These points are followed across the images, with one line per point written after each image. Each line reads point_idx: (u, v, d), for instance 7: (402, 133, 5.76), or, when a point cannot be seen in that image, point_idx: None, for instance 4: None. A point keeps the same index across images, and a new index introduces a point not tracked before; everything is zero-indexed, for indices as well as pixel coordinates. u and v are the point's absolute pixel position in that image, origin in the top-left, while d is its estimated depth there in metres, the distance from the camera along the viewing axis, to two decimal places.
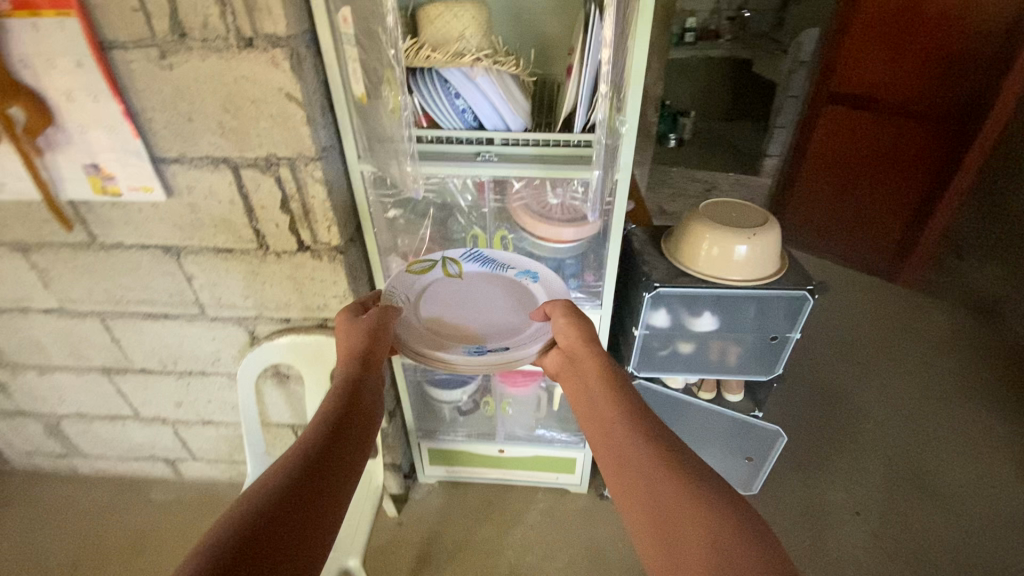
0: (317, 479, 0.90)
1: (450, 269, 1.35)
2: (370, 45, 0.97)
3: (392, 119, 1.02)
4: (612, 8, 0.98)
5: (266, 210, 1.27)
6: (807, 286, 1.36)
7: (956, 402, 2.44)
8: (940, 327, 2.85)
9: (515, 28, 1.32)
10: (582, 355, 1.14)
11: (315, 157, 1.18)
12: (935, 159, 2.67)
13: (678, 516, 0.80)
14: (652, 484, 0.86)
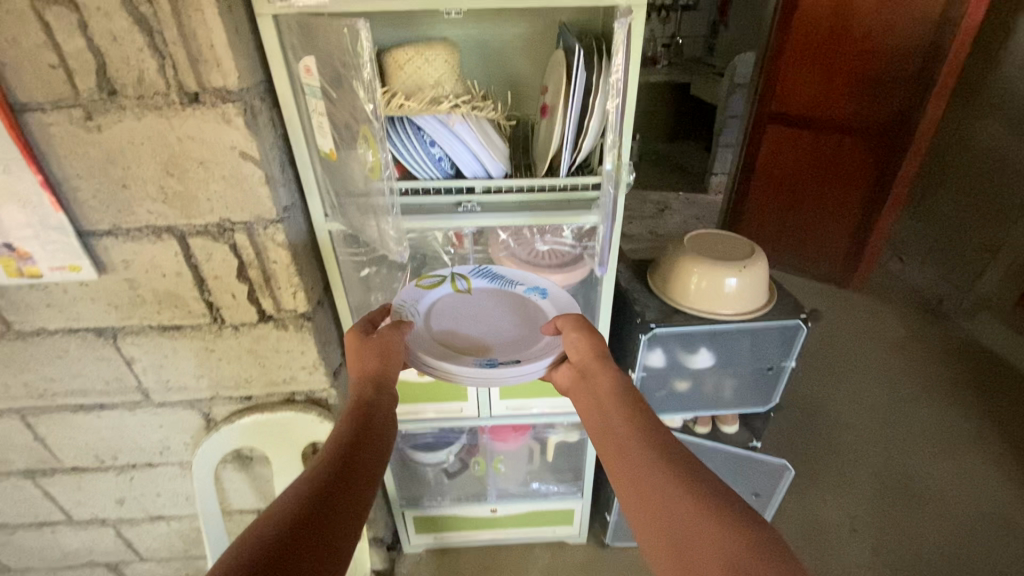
0: (332, 504, 0.80)
1: (460, 285, 1.21)
2: (338, 99, 0.86)
3: (368, 178, 0.89)
4: (624, 51, 0.91)
5: (220, 280, 1.12)
6: (800, 315, 1.34)
7: (923, 404, 2.51)
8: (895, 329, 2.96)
9: (484, 70, 1.25)
10: (595, 372, 1.01)
11: (276, 219, 1.05)
12: (873, 171, 2.75)
13: (705, 554, 0.70)
14: (674, 515, 0.75)
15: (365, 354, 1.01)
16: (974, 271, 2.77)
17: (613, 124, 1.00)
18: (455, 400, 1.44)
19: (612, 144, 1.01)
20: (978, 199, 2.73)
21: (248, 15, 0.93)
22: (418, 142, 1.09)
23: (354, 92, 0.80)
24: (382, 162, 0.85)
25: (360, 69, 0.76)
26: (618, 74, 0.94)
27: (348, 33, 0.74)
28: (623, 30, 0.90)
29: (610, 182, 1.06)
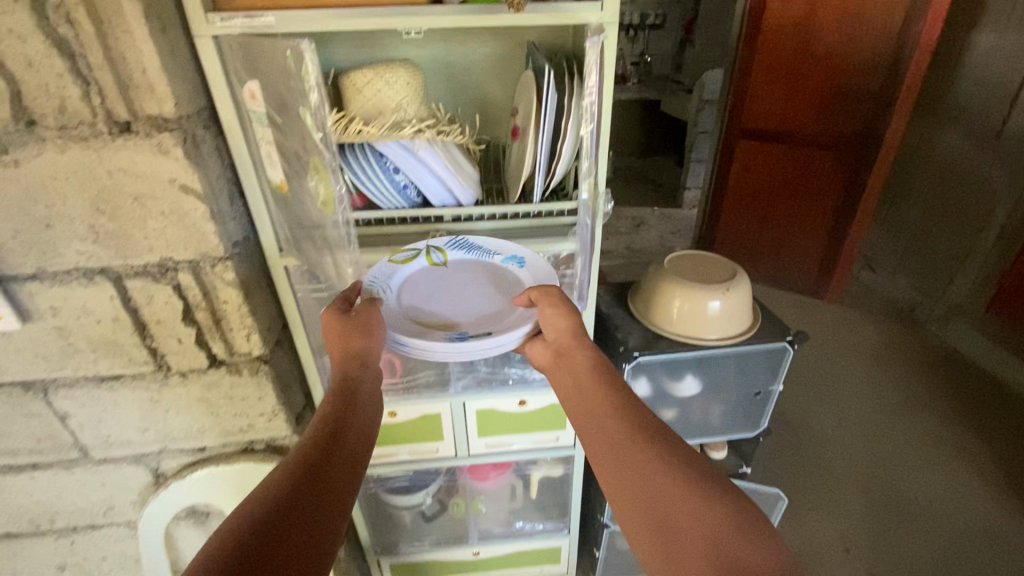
0: (315, 492, 0.70)
1: (432, 255, 1.05)
2: (286, 126, 0.78)
3: (324, 213, 0.82)
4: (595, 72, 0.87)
5: (163, 324, 1.01)
6: (785, 337, 1.29)
7: (905, 413, 2.50)
8: (872, 335, 2.95)
9: (450, 91, 1.19)
10: (572, 351, 0.95)
11: (224, 256, 0.96)
12: (842, 183, 2.77)
13: (692, 535, 0.65)
14: (660, 495, 0.71)
15: (351, 339, 0.90)
16: (943, 278, 2.80)
17: (588, 147, 0.94)
18: (429, 440, 1.34)
19: (587, 167, 0.96)
20: (942, 208, 2.78)
21: (186, 37, 0.85)
22: (381, 168, 1.01)
23: (303, 119, 0.72)
24: (336, 195, 0.77)
25: (306, 95, 0.68)
26: (591, 94, 0.89)
27: (291, 57, 0.67)
28: (594, 49, 0.85)
29: (586, 208, 1.01)
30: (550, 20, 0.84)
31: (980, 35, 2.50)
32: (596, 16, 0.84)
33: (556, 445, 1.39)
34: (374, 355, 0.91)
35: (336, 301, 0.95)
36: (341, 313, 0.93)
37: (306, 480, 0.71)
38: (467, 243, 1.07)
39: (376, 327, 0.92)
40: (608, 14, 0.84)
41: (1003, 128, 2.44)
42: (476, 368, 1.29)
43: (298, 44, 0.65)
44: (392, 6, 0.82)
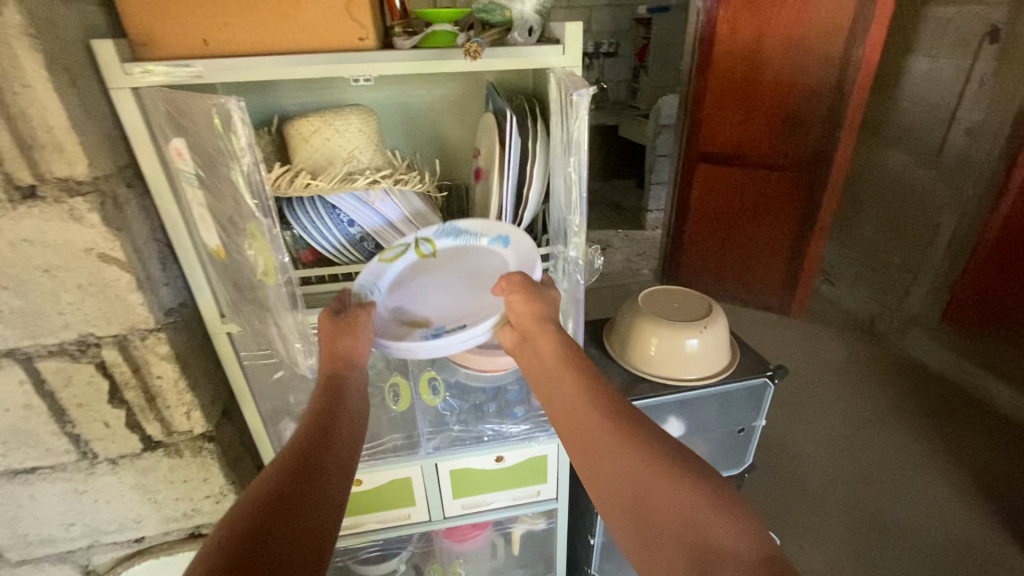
0: (306, 507, 0.62)
1: (420, 247, 0.94)
2: (216, 187, 0.69)
3: (265, 282, 0.72)
4: (583, 113, 0.74)
5: (86, 407, 0.88)
6: (767, 371, 1.26)
7: (880, 425, 2.31)
8: (835, 348, 2.72)
9: (407, 134, 1.13)
10: (535, 334, 0.84)
11: (156, 327, 0.85)
12: (801, 202, 2.57)
13: (669, 521, 0.63)
14: (640, 484, 0.66)
15: (341, 341, 0.81)
16: (897, 292, 2.66)
17: (575, 206, 0.84)
18: (400, 506, 1.22)
19: (573, 226, 0.85)
20: (895, 218, 2.64)
21: (103, 90, 0.76)
22: (330, 224, 0.93)
23: (232, 179, 0.63)
24: (276, 266, 0.68)
25: (235, 156, 0.60)
26: (578, 151, 0.78)
27: (219, 120, 0.58)
28: (582, 101, 0.73)
29: (578, 267, 0.90)
30: (508, 64, 0.79)
31: (914, 54, 2.42)
32: (558, 60, 0.80)
33: (538, 499, 1.29)
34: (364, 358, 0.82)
35: (331, 304, 0.86)
36: (337, 314, 0.84)
37: (293, 494, 0.62)
38: (456, 229, 0.94)
39: (368, 329, 0.83)
40: (571, 57, 0.80)
41: (942, 146, 2.35)
42: (447, 427, 1.20)
43: (223, 101, 0.56)
44: (336, 54, 0.76)
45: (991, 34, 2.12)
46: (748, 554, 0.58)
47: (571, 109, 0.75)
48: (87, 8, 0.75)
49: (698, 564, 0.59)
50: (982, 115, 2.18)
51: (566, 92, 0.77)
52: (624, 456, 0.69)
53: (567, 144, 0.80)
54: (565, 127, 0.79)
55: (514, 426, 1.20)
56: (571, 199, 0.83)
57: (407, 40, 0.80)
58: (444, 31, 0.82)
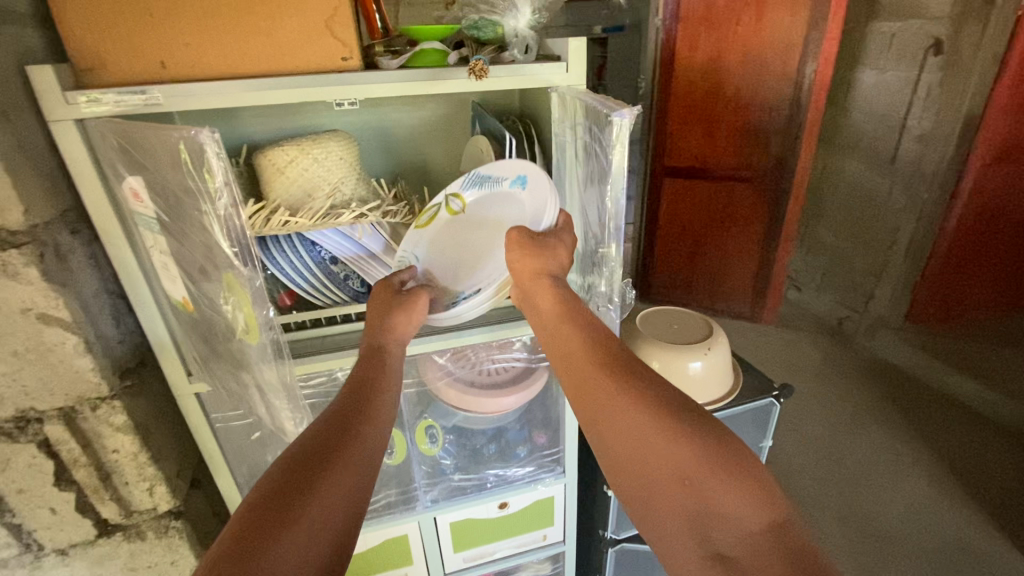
0: (331, 488, 0.57)
1: (449, 203, 0.82)
2: (184, 232, 0.59)
3: (247, 341, 0.62)
4: (623, 135, 0.60)
5: (26, 493, 0.75)
6: (773, 392, 1.23)
7: (860, 431, 2.11)
8: (810, 353, 2.49)
9: (390, 159, 1.04)
10: (533, 294, 0.74)
11: (109, 394, 0.73)
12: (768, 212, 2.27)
13: (668, 481, 0.61)
14: (642, 444, 0.63)
15: (388, 319, 0.73)
16: (862, 295, 2.41)
17: (609, 240, 0.69)
18: (397, 566, 1.10)
19: (607, 259, 0.71)
20: (857, 229, 2.38)
21: (40, 123, 0.66)
22: (308, 262, 0.84)
23: (203, 224, 0.54)
24: (258, 321, 0.58)
25: (207, 197, 0.51)
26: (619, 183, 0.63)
27: (186, 155, 0.49)
28: (624, 126, 0.60)
29: (615, 306, 0.75)
30: (505, 83, 0.73)
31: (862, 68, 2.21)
32: (561, 77, 0.74)
33: (545, 544, 1.19)
34: (410, 335, 0.75)
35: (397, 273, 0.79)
36: (397, 289, 0.77)
37: (317, 471, 0.58)
38: (482, 176, 0.80)
39: (416, 306, 0.74)
40: (575, 75, 0.74)
41: (898, 154, 2.13)
42: (446, 475, 1.10)
43: (192, 134, 0.47)
44: (317, 75, 0.68)
45: (934, 47, 1.93)
46: (755, 519, 0.56)
47: (608, 133, 0.62)
48: (21, 29, 0.65)
49: (699, 522, 0.59)
50: (931, 125, 1.99)
51: (599, 112, 0.63)
52: (631, 415, 0.64)
53: (601, 169, 0.67)
54: (599, 150, 0.66)
55: (518, 468, 1.11)
56: (605, 231, 0.69)
57: (394, 60, 0.73)
58: (431, 50, 0.75)
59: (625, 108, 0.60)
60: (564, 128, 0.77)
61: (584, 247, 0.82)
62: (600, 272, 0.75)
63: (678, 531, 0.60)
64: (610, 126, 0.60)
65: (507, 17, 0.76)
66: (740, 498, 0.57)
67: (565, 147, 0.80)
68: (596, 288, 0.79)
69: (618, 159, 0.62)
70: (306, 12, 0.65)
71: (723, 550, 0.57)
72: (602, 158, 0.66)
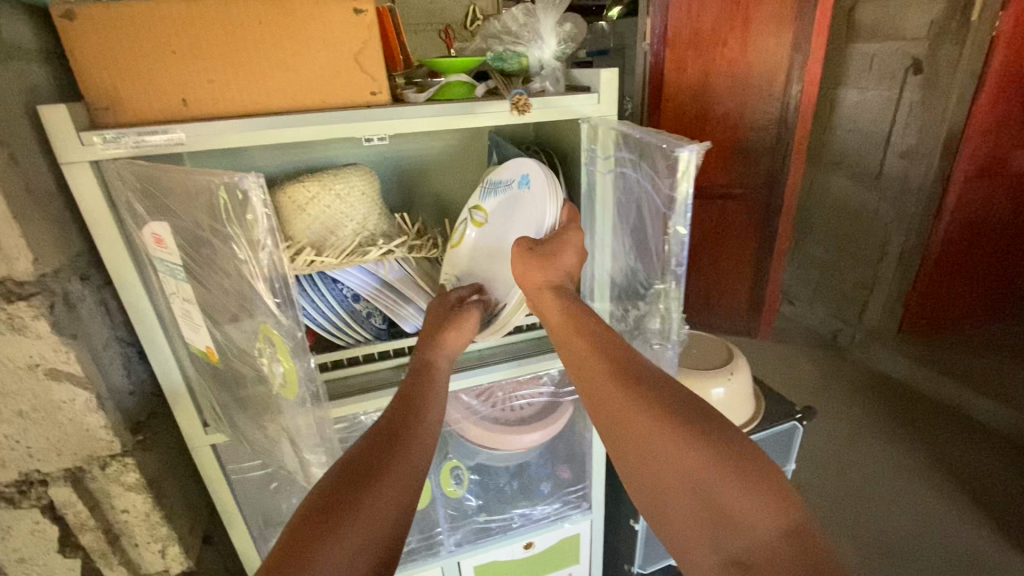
0: (379, 499, 0.55)
1: (474, 216, 0.84)
2: (216, 282, 0.56)
3: (285, 394, 0.58)
4: (689, 168, 0.54)
5: (27, 559, 0.69)
6: (795, 415, 1.20)
7: (863, 449, 1.86)
8: (805, 365, 2.27)
9: (404, 192, 1.02)
10: (562, 327, 0.72)
11: (121, 452, 0.67)
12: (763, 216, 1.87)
13: (677, 485, 0.58)
14: (648, 445, 0.60)
15: (439, 333, 0.73)
16: (856, 305, 2.21)
17: (665, 276, 0.62)
18: None
19: (660, 296, 0.65)
20: (848, 240, 2.19)
21: (52, 166, 0.62)
22: (331, 302, 0.80)
23: (239, 272, 0.51)
24: (298, 374, 0.55)
25: (246, 246, 0.47)
26: (680, 218, 0.57)
27: (225, 201, 0.46)
28: (689, 162, 0.54)
29: (670, 344, 0.68)
30: (538, 115, 0.72)
31: (844, 86, 2.04)
32: (592, 109, 0.73)
33: None
34: (459, 352, 0.74)
35: (455, 289, 0.82)
36: (449, 305, 0.78)
37: (366, 481, 0.55)
38: (496, 182, 0.81)
39: (465, 323, 0.75)
40: (606, 106, 0.73)
41: (883, 169, 1.98)
42: (470, 516, 1.06)
43: (235, 180, 0.44)
44: (345, 109, 0.65)
45: (913, 67, 1.80)
46: (769, 524, 0.52)
47: (668, 167, 0.57)
48: (28, 66, 0.61)
49: (714, 525, 0.55)
50: (915, 141, 1.84)
51: (658, 144, 0.58)
52: (634, 417, 0.61)
53: (656, 201, 0.62)
54: (656, 183, 0.61)
55: (544, 505, 1.07)
56: (660, 266, 0.63)
57: (420, 94, 0.72)
58: (457, 82, 0.74)
59: (692, 143, 0.54)
60: (604, 157, 0.73)
61: (631, 278, 0.76)
62: (651, 307, 0.68)
63: (693, 534, 0.57)
64: (674, 161, 0.55)
65: (532, 49, 0.76)
66: (754, 500, 0.53)
67: (608, 175, 0.75)
68: (645, 323, 0.72)
69: (680, 194, 0.56)
70: (334, 47, 0.63)
71: (737, 556, 0.54)
72: (657, 191, 0.61)
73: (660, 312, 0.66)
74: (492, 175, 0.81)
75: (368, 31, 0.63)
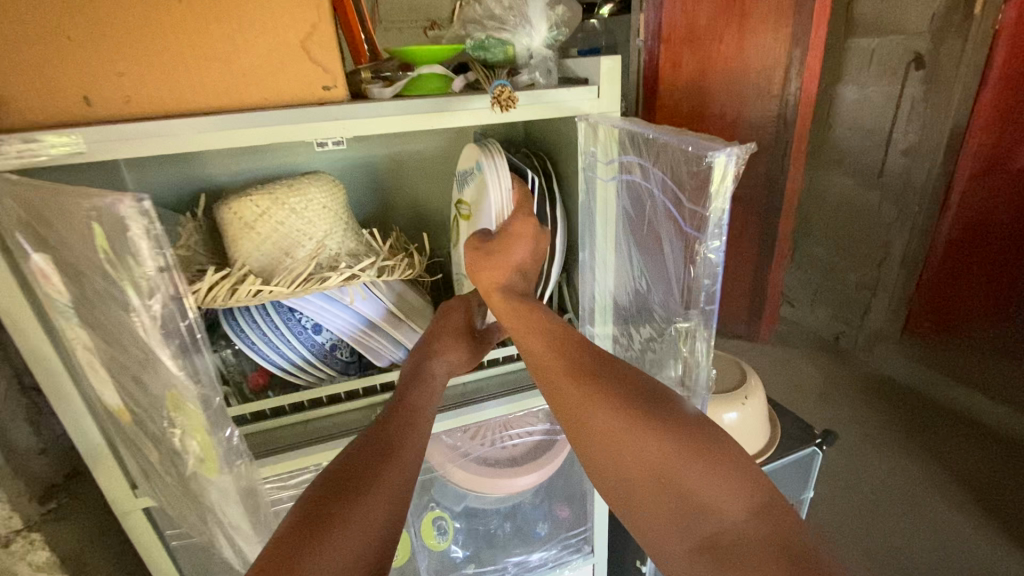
0: (374, 509, 0.49)
1: (463, 211, 0.79)
2: (115, 333, 0.50)
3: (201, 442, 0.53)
4: (729, 172, 0.43)
5: None
6: (816, 440, 1.09)
7: (878, 464, 1.57)
8: (808, 370, 1.91)
9: (381, 203, 0.91)
10: (521, 329, 0.61)
11: (25, 527, 0.56)
12: (756, 211, 1.50)
13: (636, 475, 0.50)
14: (598, 435, 0.52)
15: (437, 347, 0.67)
16: (857, 306, 1.85)
17: (691, 315, 0.51)
18: None
19: (686, 337, 0.53)
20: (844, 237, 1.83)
21: None
22: (284, 332, 0.68)
23: (132, 327, 0.46)
24: (215, 449, 0.52)
25: (133, 291, 0.43)
26: (711, 242, 0.46)
27: (99, 233, 0.41)
28: (727, 169, 0.43)
29: (696, 393, 0.55)
30: (525, 112, 0.60)
31: (842, 81, 1.70)
32: (591, 104, 0.62)
33: None
34: (452, 373, 0.67)
35: (455, 311, 0.72)
36: (462, 315, 0.72)
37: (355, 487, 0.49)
38: (468, 170, 0.75)
39: (457, 338, 0.69)
40: (607, 101, 0.63)
41: (885, 167, 1.64)
42: (460, 567, 0.95)
43: (106, 204, 0.38)
44: (296, 109, 0.53)
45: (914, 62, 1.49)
46: (736, 507, 0.47)
47: (697, 176, 0.45)
48: None
49: (681, 514, 0.49)
50: (919, 138, 1.52)
51: (683, 148, 0.46)
52: (582, 404, 0.53)
53: (678, 219, 0.51)
54: (678, 197, 0.49)
55: (540, 551, 0.96)
56: (684, 299, 0.52)
57: (387, 87, 0.60)
58: (431, 74, 0.62)
59: (729, 145, 0.43)
60: (606, 162, 0.62)
61: (642, 307, 0.64)
62: (671, 348, 0.57)
63: (658, 526, 0.50)
64: (706, 168, 0.43)
65: (519, 35, 0.65)
66: (719, 482, 0.48)
67: (614, 185, 0.64)
68: (663, 364, 0.61)
69: (712, 207, 0.44)
70: (272, 30, 0.50)
71: (709, 542, 0.47)
72: (680, 208, 0.50)
73: (684, 354, 0.54)
74: (465, 158, 0.76)
75: (317, 11, 0.51)
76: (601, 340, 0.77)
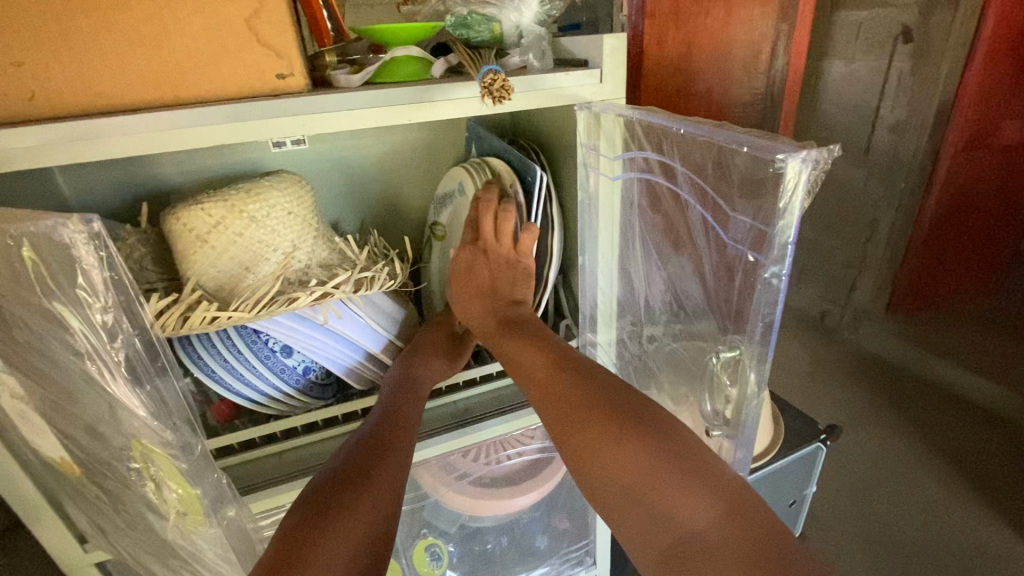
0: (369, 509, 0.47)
1: (437, 232, 0.78)
2: (55, 380, 0.43)
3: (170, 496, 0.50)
4: (804, 181, 0.35)
5: None
6: (820, 435, 1.05)
7: (875, 446, 1.46)
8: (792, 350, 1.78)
9: (353, 201, 0.82)
10: (505, 335, 0.58)
11: None
12: None
13: (598, 482, 0.46)
14: (563, 440, 0.49)
15: (423, 358, 0.64)
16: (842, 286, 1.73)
17: (743, 345, 0.44)
18: None
19: (735, 371, 0.46)
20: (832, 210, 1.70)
21: None
22: (250, 359, 0.60)
23: (84, 372, 0.42)
24: (201, 501, 0.50)
25: (84, 327, 0.39)
26: (773, 267, 0.39)
27: (32, 260, 0.37)
28: (801, 176, 0.35)
29: (738, 440, 0.48)
30: (519, 101, 0.52)
31: (828, 56, 1.54)
32: (593, 90, 0.54)
33: None
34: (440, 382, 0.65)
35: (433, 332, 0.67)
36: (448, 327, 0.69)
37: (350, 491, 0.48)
38: (445, 194, 0.75)
39: (441, 345, 0.67)
40: (611, 86, 0.55)
41: (871, 145, 1.52)
42: None
43: (45, 228, 0.35)
44: (248, 104, 0.45)
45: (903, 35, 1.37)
46: (702, 514, 0.42)
47: (758, 185, 0.38)
48: None
49: (646, 523, 0.44)
50: (908, 113, 1.41)
51: (735, 148, 0.39)
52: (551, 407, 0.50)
53: (725, 233, 0.44)
54: (727, 208, 0.42)
55: (542, 566, 0.92)
56: (735, 323, 0.45)
57: (355, 75, 0.51)
58: (405, 57, 0.54)
59: (803, 147, 0.35)
60: (611, 157, 0.56)
61: (671, 328, 0.57)
62: (714, 379, 0.50)
63: (628, 532, 0.45)
64: (772, 176, 0.36)
65: (506, 10, 0.56)
66: (682, 488, 0.42)
67: (634, 184, 0.56)
68: (698, 393, 0.54)
69: (781, 217, 0.37)
70: (211, 8, 0.41)
71: (675, 550, 0.42)
72: (730, 222, 0.43)
73: (730, 390, 0.47)
74: (453, 170, 0.72)
75: None
76: (606, 349, 0.70)
